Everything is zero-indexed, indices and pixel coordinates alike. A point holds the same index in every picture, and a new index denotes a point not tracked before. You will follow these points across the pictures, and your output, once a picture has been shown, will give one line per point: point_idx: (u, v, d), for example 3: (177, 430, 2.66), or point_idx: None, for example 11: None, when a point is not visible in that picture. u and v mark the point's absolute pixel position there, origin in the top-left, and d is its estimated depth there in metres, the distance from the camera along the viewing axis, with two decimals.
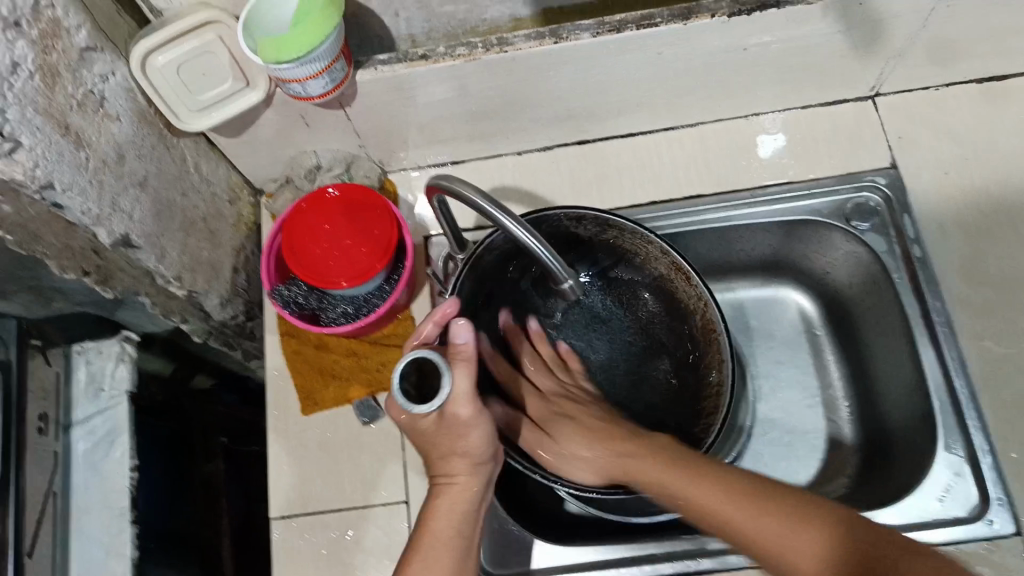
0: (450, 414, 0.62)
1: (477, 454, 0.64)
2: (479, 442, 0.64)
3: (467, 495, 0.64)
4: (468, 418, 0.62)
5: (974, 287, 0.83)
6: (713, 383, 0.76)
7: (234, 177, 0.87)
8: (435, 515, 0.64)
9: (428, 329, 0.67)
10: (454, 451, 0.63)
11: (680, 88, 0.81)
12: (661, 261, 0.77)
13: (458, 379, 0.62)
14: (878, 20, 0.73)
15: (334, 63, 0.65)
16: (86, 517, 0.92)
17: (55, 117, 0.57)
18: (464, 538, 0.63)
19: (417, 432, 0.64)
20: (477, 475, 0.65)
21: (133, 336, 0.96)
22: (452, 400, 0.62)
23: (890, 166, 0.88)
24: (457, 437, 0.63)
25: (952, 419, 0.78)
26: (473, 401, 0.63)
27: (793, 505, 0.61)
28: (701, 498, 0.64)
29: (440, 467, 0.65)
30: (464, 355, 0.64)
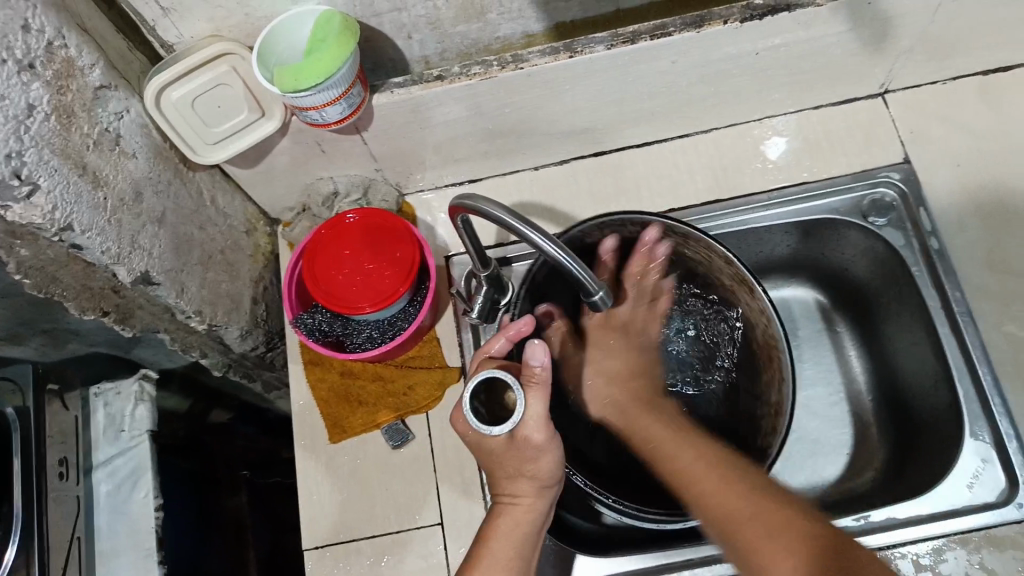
0: (520, 437, 0.61)
1: (545, 478, 0.64)
2: (547, 468, 0.63)
3: (531, 516, 0.64)
4: (540, 443, 0.61)
5: (997, 276, 0.82)
6: (771, 402, 0.73)
7: (250, 207, 0.86)
8: (495, 535, 0.63)
9: (499, 344, 0.69)
10: (522, 472, 0.63)
11: (693, 96, 0.81)
12: (724, 271, 0.76)
13: (532, 403, 0.60)
14: (887, 18, 0.74)
15: (351, 88, 0.65)
16: (115, 560, 0.89)
17: (72, 158, 0.56)
18: (523, 559, 0.63)
19: (486, 452, 0.63)
20: (543, 497, 0.65)
21: (150, 373, 0.93)
22: (523, 423, 0.60)
23: (905, 161, 0.88)
24: (527, 458, 0.62)
25: (977, 407, 0.78)
26: (546, 426, 0.61)
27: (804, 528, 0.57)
28: (721, 496, 0.62)
29: (506, 487, 0.65)
30: (539, 378, 0.61)
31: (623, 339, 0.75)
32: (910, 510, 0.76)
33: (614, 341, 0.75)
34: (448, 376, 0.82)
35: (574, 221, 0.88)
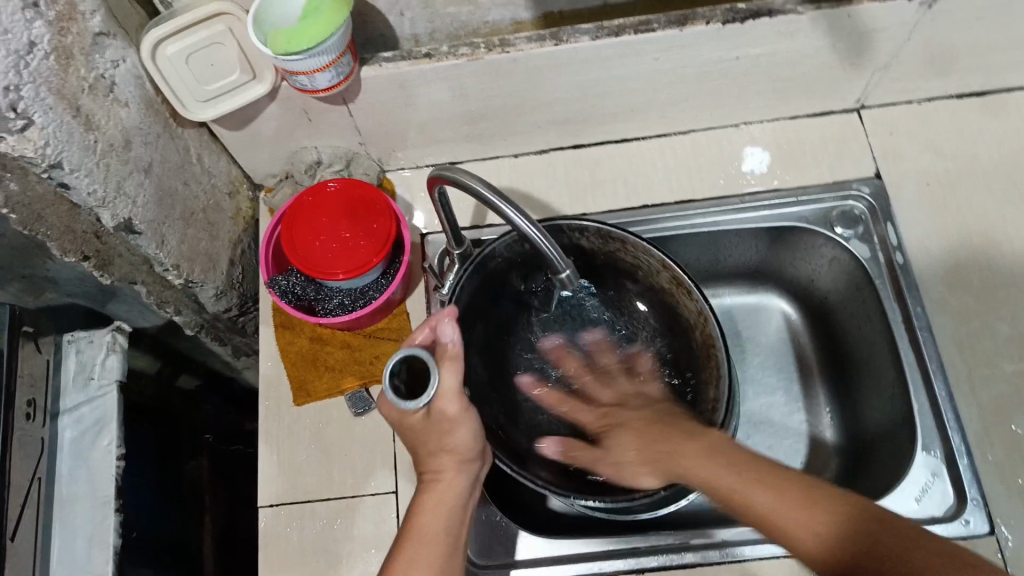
0: (438, 412, 0.63)
1: (464, 451, 0.65)
2: (464, 441, 0.65)
3: (454, 490, 0.65)
4: (454, 415, 0.64)
5: (955, 294, 0.86)
6: (709, 400, 0.73)
7: (233, 171, 0.88)
8: (424, 506, 0.64)
9: (422, 333, 0.68)
10: (441, 447, 0.65)
11: (673, 96, 0.84)
12: (661, 275, 0.76)
13: (445, 375, 0.64)
14: (865, 33, 0.76)
15: (341, 57, 0.67)
16: (71, 509, 0.91)
17: (67, 99, 0.57)
18: (451, 535, 0.63)
19: (406, 428, 0.65)
20: (464, 472, 0.66)
21: (124, 326, 0.95)
22: (439, 397, 0.63)
23: (875, 177, 0.91)
24: (445, 433, 0.64)
25: (931, 421, 0.81)
26: (460, 399, 0.64)
27: (817, 499, 0.58)
28: (737, 479, 0.61)
29: (427, 464, 0.66)
30: (452, 354, 0.65)
31: (619, 382, 0.79)
32: None
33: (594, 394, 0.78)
34: None
35: (549, 209, 0.91)
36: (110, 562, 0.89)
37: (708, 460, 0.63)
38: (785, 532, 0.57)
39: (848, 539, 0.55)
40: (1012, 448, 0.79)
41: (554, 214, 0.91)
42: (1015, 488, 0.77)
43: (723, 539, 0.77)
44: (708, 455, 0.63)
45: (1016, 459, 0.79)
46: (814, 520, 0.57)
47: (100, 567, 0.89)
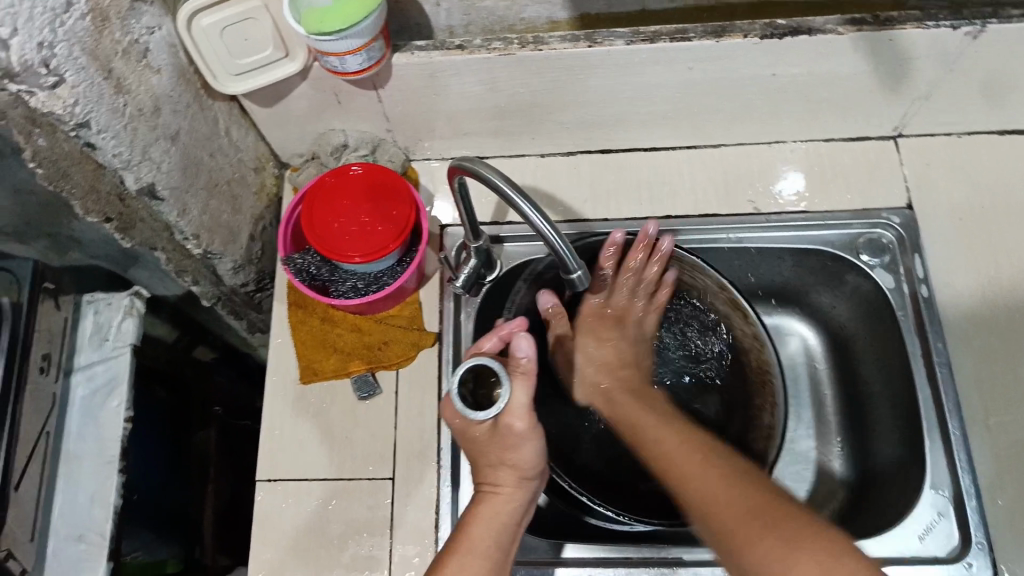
0: (504, 426, 0.65)
1: (525, 469, 0.66)
2: (527, 459, 0.66)
3: (511, 506, 0.66)
4: (521, 433, 0.65)
5: (978, 332, 0.83)
6: (762, 426, 0.80)
7: (261, 146, 0.89)
8: (479, 515, 0.65)
9: (490, 342, 0.71)
10: (503, 461, 0.66)
11: (705, 108, 0.83)
12: (717, 297, 0.83)
13: (517, 392, 0.65)
14: (907, 59, 0.75)
15: (373, 42, 0.67)
16: (76, 466, 0.92)
17: (99, 60, 0.58)
18: (505, 550, 0.63)
19: (470, 439, 0.67)
20: (522, 489, 0.67)
21: (143, 292, 0.97)
22: (507, 411, 0.65)
23: (907, 207, 0.89)
24: (507, 448, 0.65)
25: (942, 459, 0.79)
26: (529, 418, 0.65)
27: (803, 531, 0.54)
28: (716, 492, 0.59)
29: (487, 476, 0.67)
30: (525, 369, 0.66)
31: (614, 326, 0.81)
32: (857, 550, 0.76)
33: (603, 330, 0.80)
34: (423, 338, 0.85)
35: (571, 212, 0.90)
36: (109, 521, 0.90)
37: (693, 467, 0.62)
38: (758, 562, 0.54)
39: None
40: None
41: (575, 217, 0.90)
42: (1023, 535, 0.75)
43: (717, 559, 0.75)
44: (695, 462, 0.63)
45: None
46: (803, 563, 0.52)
47: (99, 526, 0.90)
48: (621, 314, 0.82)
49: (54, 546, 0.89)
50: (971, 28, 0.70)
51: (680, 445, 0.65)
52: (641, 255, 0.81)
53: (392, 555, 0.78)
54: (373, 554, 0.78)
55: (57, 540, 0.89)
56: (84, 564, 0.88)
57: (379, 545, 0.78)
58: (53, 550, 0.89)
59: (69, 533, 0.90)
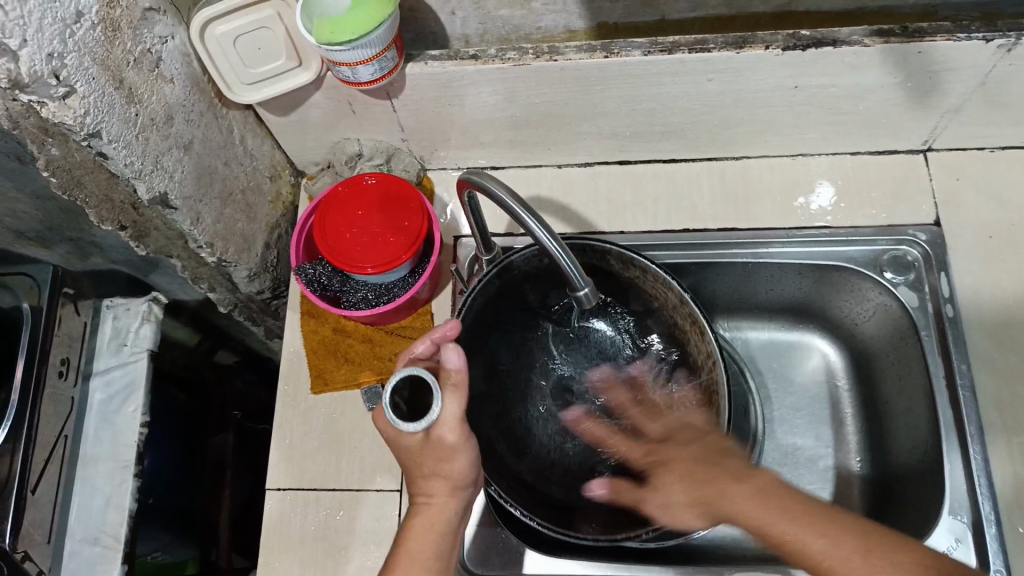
0: (436, 439, 0.60)
1: (460, 479, 0.63)
2: (461, 470, 0.62)
3: (446, 515, 0.63)
4: (451, 445, 0.60)
5: (1004, 353, 0.80)
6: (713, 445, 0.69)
7: (277, 155, 0.89)
8: (413, 532, 0.62)
9: (423, 346, 0.66)
10: (435, 473, 0.62)
11: (726, 120, 0.81)
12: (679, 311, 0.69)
13: (448, 404, 0.60)
14: (936, 72, 0.72)
15: (385, 51, 0.66)
16: (95, 466, 0.92)
17: (111, 70, 0.58)
18: (441, 559, 0.62)
19: (400, 449, 0.62)
20: (456, 498, 0.63)
21: (161, 298, 0.96)
22: (438, 424, 0.59)
23: (934, 223, 0.86)
24: (441, 461, 0.61)
25: (962, 485, 0.75)
26: (460, 428, 0.60)
27: (840, 525, 0.56)
28: (745, 498, 0.60)
29: (420, 486, 0.63)
30: (456, 380, 0.61)
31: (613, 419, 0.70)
32: None
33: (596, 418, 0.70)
34: None
35: (587, 224, 0.89)
36: (124, 525, 0.89)
37: (714, 479, 0.62)
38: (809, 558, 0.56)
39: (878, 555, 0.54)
40: None
41: (591, 229, 0.89)
42: None
43: None
44: (712, 472, 0.63)
45: None
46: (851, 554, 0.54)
47: (113, 529, 0.89)
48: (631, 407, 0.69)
49: (70, 548, 0.88)
50: (1005, 41, 0.67)
51: (691, 460, 0.64)
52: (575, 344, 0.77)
53: None
54: (378, 566, 0.77)
55: (73, 542, 0.89)
56: (98, 566, 0.87)
57: (385, 556, 0.77)
58: (70, 551, 0.88)
59: (85, 536, 0.89)
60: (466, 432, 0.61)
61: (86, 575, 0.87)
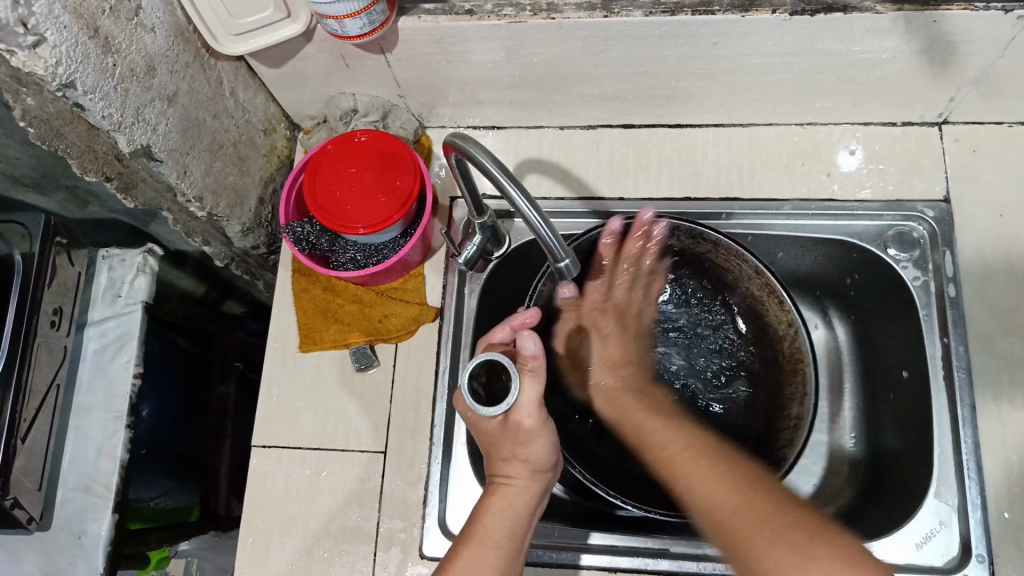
0: (514, 421, 0.66)
1: (537, 462, 0.67)
2: (539, 453, 0.67)
3: (525, 497, 0.67)
4: (530, 428, 0.66)
5: (1006, 341, 0.77)
6: (792, 415, 0.79)
7: (271, 107, 0.87)
8: (496, 509, 0.65)
9: (501, 333, 0.74)
10: (515, 454, 0.67)
11: (732, 86, 0.78)
12: (753, 281, 0.81)
13: (527, 388, 0.66)
14: (954, 42, 0.68)
15: (374, 5, 0.64)
16: (89, 414, 0.93)
17: (84, 18, 0.56)
18: (517, 539, 0.65)
19: (482, 431, 0.68)
20: (535, 481, 0.68)
21: (156, 249, 0.95)
22: (517, 407, 0.65)
23: (944, 200, 0.82)
24: (518, 443, 0.66)
25: (951, 470, 0.75)
26: (538, 413, 0.66)
27: (727, 469, 0.61)
28: (673, 435, 0.66)
29: (501, 467, 0.68)
30: (534, 365, 0.67)
31: (620, 326, 0.79)
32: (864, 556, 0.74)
33: (608, 328, 0.79)
34: (424, 313, 0.84)
35: (586, 190, 0.87)
36: (115, 476, 0.90)
37: (664, 432, 0.67)
38: (700, 495, 0.60)
39: (750, 507, 0.56)
40: None
41: (590, 194, 0.87)
42: None
43: (706, 554, 0.76)
44: (682, 441, 0.65)
45: None
46: (725, 496, 0.58)
47: (105, 478, 0.90)
48: (624, 305, 0.79)
49: (63, 495, 0.90)
50: None
51: (677, 438, 0.66)
52: (638, 243, 0.78)
53: (379, 528, 0.78)
54: (359, 526, 0.78)
55: (65, 491, 0.90)
56: (89, 515, 0.89)
57: (367, 516, 0.79)
58: (62, 499, 0.90)
59: (76, 483, 0.90)
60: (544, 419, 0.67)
61: (78, 521, 0.89)
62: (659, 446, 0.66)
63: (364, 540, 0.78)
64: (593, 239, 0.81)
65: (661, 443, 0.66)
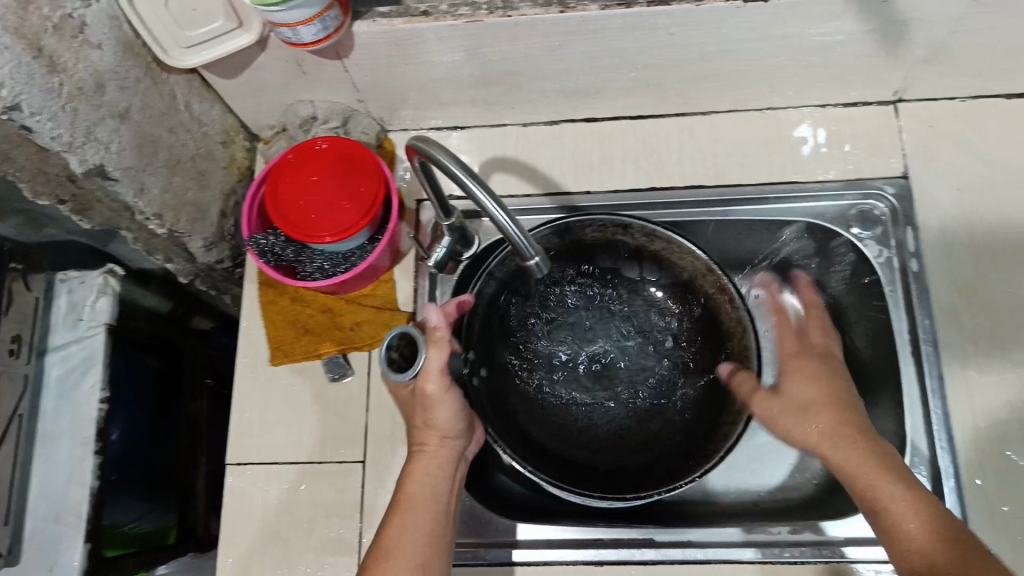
0: (421, 390, 0.68)
1: (448, 428, 0.70)
2: (447, 419, 0.69)
3: (438, 461, 0.70)
4: (436, 395, 0.68)
5: (971, 310, 0.79)
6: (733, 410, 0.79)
7: (229, 118, 0.85)
8: (417, 476, 0.68)
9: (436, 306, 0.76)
10: (427, 422, 0.69)
11: (690, 75, 0.78)
12: (706, 279, 0.81)
13: (431, 358, 0.67)
14: (906, 22, 0.69)
15: (328, 10, 0.63)
16: (56, 441, 0.90)
17: (27, 38, 0.55)
18: (440, 498, 0.68)
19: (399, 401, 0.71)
20: (447, 446, 0.70)
21: (117, 269, 0.93)
22: (423, 375, 0.68)
23: (902, 176, 0.84)
24: (427, 410, 0.69)
25: (922, 440, 0.76)
26: (443, 380, 0.68)
27: (953, 539, 0.58)
28: (898, 494, 0.61)
29: (416, 436, 0.71)
30: (438, 337, 0.68)
31: (824, 373, 0.73)
32: (848, 530, 0.75)
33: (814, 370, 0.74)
34: (396, 319, 0.84)
35: (553, 186, 0.87)
36: (87, 503, 0.88)
37: (889, 489, 0.62)
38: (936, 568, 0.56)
39: None
40: (1008, 479, 0.74)
41: (557, 190, 0.87)
42: (995, 518, 0.72)
43: (689, 540, 0.77)
44: (906, 504, 0.61)
45: (1007, 487, 0.73)
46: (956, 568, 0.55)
47: (78, 505, 0.88)
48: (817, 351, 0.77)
49: (33, 526, 0.87)
50: None
51: (909, 505, 0.60)
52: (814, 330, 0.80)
53: (362, 538, 0.77)
54: (342, 537, 0.78)
55: (34, 522, 0.87)
56: (61, 544, 0.86)
57: (349, 527, 0.78)
58: (32, 529, 0.87)
59: (47, 514, 0.88)
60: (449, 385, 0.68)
61: (49, 552, 0.86)
62: (889, 513, 0.61)
63: (347, 551, 0.77)
64: (561, 227, 0.80)
65: (885, 500, 0.62)
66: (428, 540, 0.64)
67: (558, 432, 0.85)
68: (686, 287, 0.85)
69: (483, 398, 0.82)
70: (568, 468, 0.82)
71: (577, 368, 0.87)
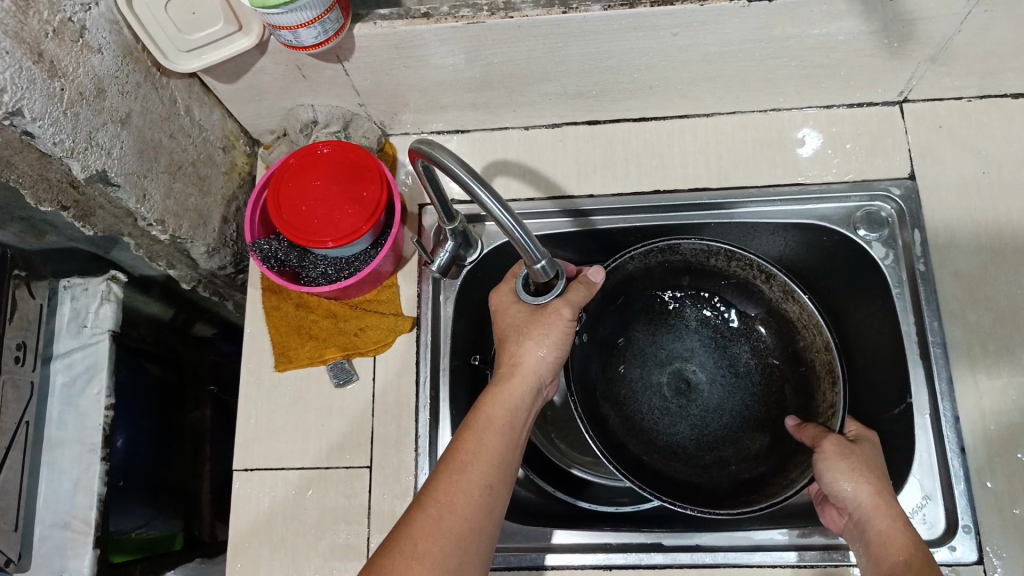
0: (552, 311, 0.69)
1: (547, 364, 0.70)
2: (551, 355, 0.70)
3: (522, 391, 0.68)
4: (560, 325, 0.70)
5: (978, 310, 0.78)
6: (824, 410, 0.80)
7: (229, 124, 0.85)
8: (508, 387, 0.68)
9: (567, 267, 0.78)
10: (535, 346, 0.70)
11: (692, 76, 0.78)
12: (788, 304, 0.86)
13: (575, 291, 0.70)
14: (912, 20, 0.68)
15: (328, 13, 0.63)
16: (60, 449, 0.90)
17: (27, 42, 0.54)
18: (516, 429, 0.66)
19: (515, 317, 0.71)
20: (536, 376, 0.70)
21: (120, 277, 0.92)
22: (560, 301, 0.69)
23: (910, 176, 0.83)
24: (543, 334, 0.70)
25: (931, 441, 0.76)
26: (573, 317, 0.70)
27: None
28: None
29: (512, 355, 0.70)
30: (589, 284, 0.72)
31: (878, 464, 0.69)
32: None
33: (870, 455, 0.70)
34: (400, 323, 0.83)
35: (555, 189, 0.87)
36: (93, 509, 0.87)
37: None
38: None
39: None
40: (1019, 480, 0.73)
41: (559, 193, 0.87)
42: (1011, 520, 0.71)
43: (698, 544, 0.76)
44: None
45: (1018, 489, 0.72)
46: None
47: (83, 513, 0.87)
48: (869, 446, 0.72)
49: (41, 533, 0.87)
50: None
51: None
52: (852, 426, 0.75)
53: (369, 544, 0.77)
54: (349, 544, 0.77)
55: (42, 529, 0.87)
56: (69, 551, 0.86)
57: (356, 533, 0.77)
58: (40, 536, 0.87)
59: (54, 521, 0.87)
60: (563, 341, 0.70)
61: (57, 560, 0.86)
62: None
63: (354, 558, 0.76)
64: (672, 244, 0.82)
65: None
66: (500, 464, 0.63)
67: (628, 423, 0.89)
68: (784, 325, 0.89)
69: (577, 367, 0.86)
70: (635, 463, 0.84)
71: (666, 377, 0.91)
